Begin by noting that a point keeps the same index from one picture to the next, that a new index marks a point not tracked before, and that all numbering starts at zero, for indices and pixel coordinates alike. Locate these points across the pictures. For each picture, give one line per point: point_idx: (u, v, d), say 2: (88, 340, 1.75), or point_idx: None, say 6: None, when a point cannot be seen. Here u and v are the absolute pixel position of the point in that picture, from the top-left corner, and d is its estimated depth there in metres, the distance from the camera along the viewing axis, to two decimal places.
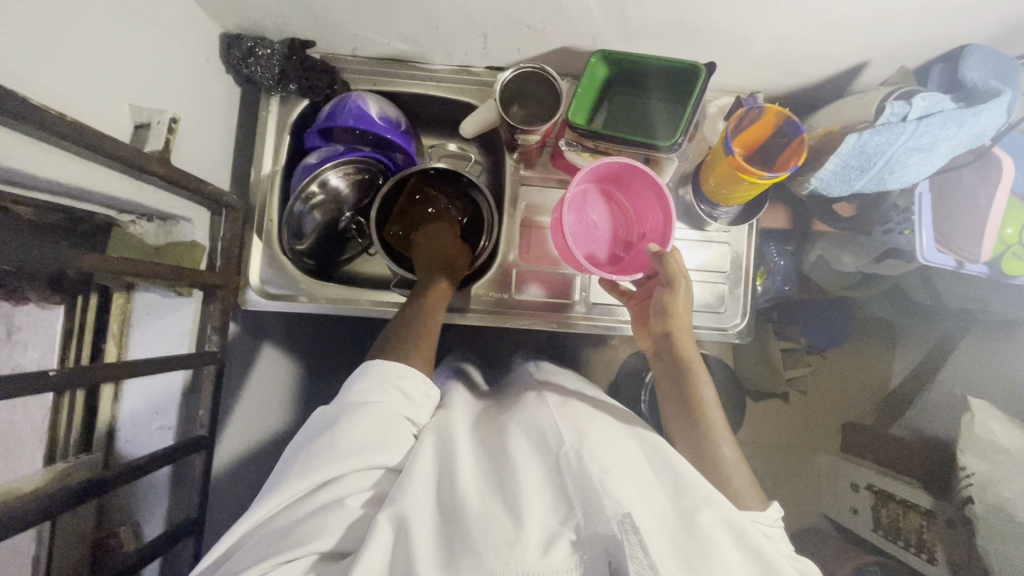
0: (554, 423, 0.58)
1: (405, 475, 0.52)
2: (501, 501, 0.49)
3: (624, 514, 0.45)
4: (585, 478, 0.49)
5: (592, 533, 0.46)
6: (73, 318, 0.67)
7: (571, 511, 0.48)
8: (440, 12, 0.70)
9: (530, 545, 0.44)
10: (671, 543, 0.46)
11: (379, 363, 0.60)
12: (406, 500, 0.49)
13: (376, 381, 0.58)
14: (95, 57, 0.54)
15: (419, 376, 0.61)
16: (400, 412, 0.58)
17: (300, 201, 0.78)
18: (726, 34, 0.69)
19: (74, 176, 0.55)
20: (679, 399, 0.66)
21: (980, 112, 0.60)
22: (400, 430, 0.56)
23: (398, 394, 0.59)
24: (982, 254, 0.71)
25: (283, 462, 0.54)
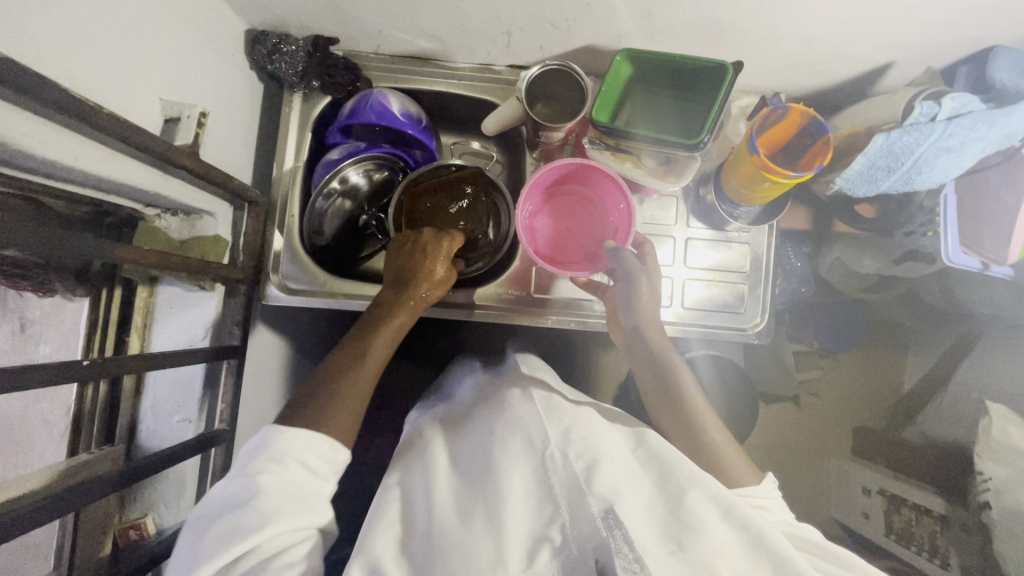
0: (536, 419, 0.60)
1: (375, 524, 0.56)
2: (483, 513, 0.52)
3: (608, 509, 0.48)
4: (572, 478, 0.52)
5: (581, 530, 0.48)
6: (98, 311, 0.69)
7: (558, 512, 0.51)
8: (466, 9, 0.70)
9: (512, 563, 0.47)
10: (659, 529, 0.48)
11: (280, 435, 0.54)
12: (377, 550, 0.52)
13: (276, 455, 0.53)
14: (128, 50, 0.55)
15: (321, 440, 0.55)
16: (306, 487, 0.53)
17: (321, 197, 0.78)
18: (752, 34, 0.69)
19: (107, 168, 0.55)
20: (657, 389, 0.68)
21: (1011, 113, 0.60)
22: (308, 495, 0.52)
23: (300, 470, 0.53)
24: (1010, 256, 0.70)
25: (182, 542, 0.49)
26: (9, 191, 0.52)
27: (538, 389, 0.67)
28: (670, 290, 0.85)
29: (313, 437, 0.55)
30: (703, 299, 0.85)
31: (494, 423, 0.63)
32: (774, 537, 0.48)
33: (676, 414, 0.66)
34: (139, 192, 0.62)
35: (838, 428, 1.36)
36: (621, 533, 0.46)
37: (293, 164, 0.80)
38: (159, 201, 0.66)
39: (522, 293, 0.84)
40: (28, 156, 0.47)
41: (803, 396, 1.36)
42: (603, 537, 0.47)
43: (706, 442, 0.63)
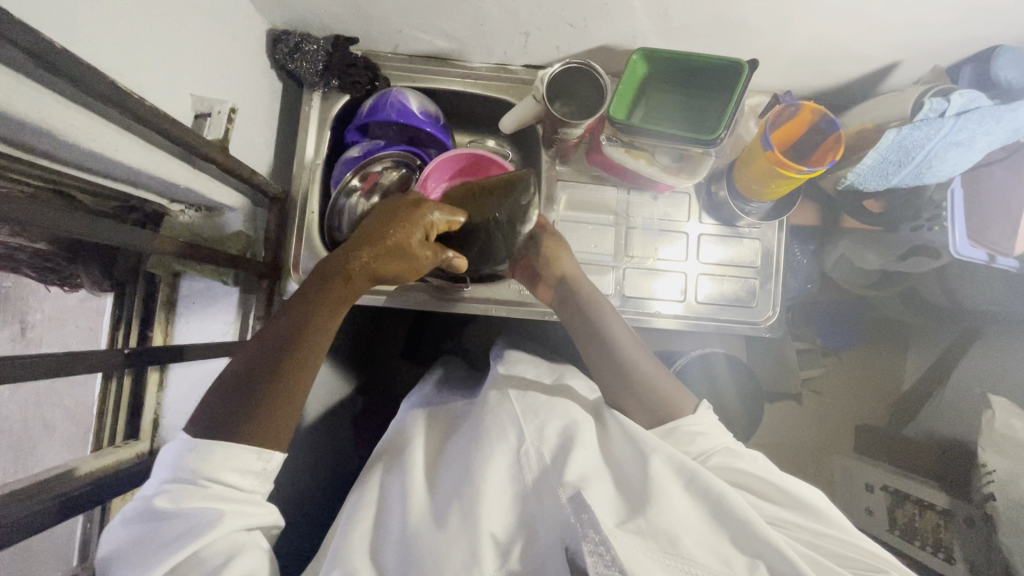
0: (512, 417, 0.61)
1: (345, 538, 0.56)
2: (457, 510, 0.54)
3: (574, 492, 0.50)
4: (544, 469, 0.55)
5: (553, 521, 0.51)
6: (122, 308, 0.70)
7: (524, 512, 0.54)
8: (486, 10, 0.72)
9: (486, 560, 0.50)
10: (624, 511, 0.51)
11: (191, 452, 0.50)
12: (354, 559, 0.53)
13: (189, 474, 0.50)
14: (160, 46, 0.56)
15: (249, 454, 0.51)
16: (228, 499, 0.50)
17: (342, 194, 0.77)
18: (764, 33, 0.72)
19: (142, 160, 0.56)
20: (602, 355, 0.69)
21: (1018, 108, 0.62)
22: (239, 508, 0.50)
23: (221, 483, 0.50)
24: (1015, 249, 0.73)
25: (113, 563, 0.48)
26: (43, 186, 0.54)
27: (511, 385, 0.67)
28: (683, 285, 0.86)
29: (239, 449, 0.51)
30: (715, 294, 0.87)
31: (468, 429, 0.65)
32: (734, 497, 0.51)
33: (622, 379, 0.67)
34: (167, 188, 0.63)
35: (839, 424, 1.38)
36: (587, 517, 0.48)
37: (313, 161, 0.81)
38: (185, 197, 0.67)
39: None
40: (69, 146, 0.49)
41: (807, 393, 1.38)
42: (572, 523, 0.49)
43: (647, 390, 0.65)
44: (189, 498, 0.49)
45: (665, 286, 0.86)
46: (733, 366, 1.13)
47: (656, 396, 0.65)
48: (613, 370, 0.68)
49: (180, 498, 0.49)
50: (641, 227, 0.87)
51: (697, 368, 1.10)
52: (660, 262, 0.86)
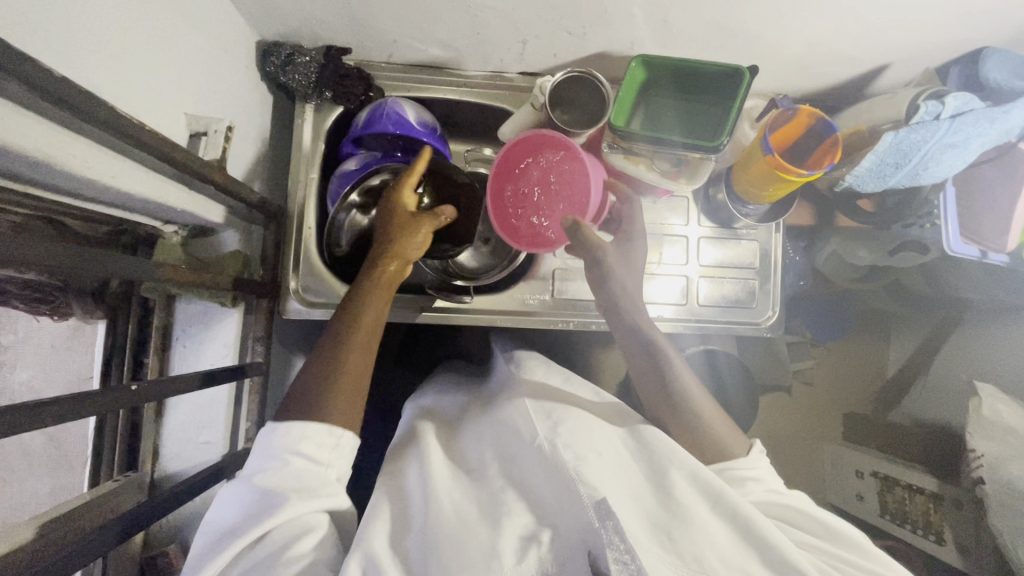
0: (526, 416, 0.59)
1: (365, 524, 0.53)
2: (478, 513, 0.52)
3: (599, 499, 0.46)
4: (560, 465, 0.51)
5: (575, 522, 0.48)
6: (115, 335, 0.67)
7: (546, 510, 0.51)
8: (485, 18, 0.71)
9: (506, 554, 0.47)
10: (646, 519, 0.50)
11: (274, 430, 0.53)
12: (375, 542, 0.50)
13: (274, 451, 0.52)
14: (149, 63, 0.54)
15: (324, 430, 0.54)
16: (309, 476, 0.52)
17: (342, 209, 0.75)
18: (760, 38, 0.72)
19: (140, 185, 0.55)
20: (642, 361, 0.67)
21: (1009, 110, 0.65)
22: (316, 489, 0.52)
23: (303, 458, 0.52)
24: (1007, 244, 0.76)
25: (196, 544, 0.50)
26: (32, 214, 0.52)
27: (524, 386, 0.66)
28: (683, 288, 0.87)
29: (316, 428, 0.54)
30: (715, 296, 0.88)
31: (482, 429, 0.64)
32: (754, 514, 0.51)
33: (667, 400, 0.65)
34: (165, 211, 0.61)
35: (829, 413, 1.41)
36: (613, 524, 0.45)
37: (309, 175, 0.79)
38: (181, 219, 0.65)
39: (542, 298, 0.85)
40: (64, 174, 0.46)
41: (797, 384, 1.41)
42: (595, 528, 0.46)
43: (688, 405, 0.64)
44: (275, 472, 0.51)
45: (666, 290, 0.87)
46: (729, 363, 1.14)
47: (691, 408, 0.64)
48: (662, 396, 0.66)
49: (266, 473, 0.51)
50: None
51: (696, 366, 1.11)
52: (660, 265, 0.87)
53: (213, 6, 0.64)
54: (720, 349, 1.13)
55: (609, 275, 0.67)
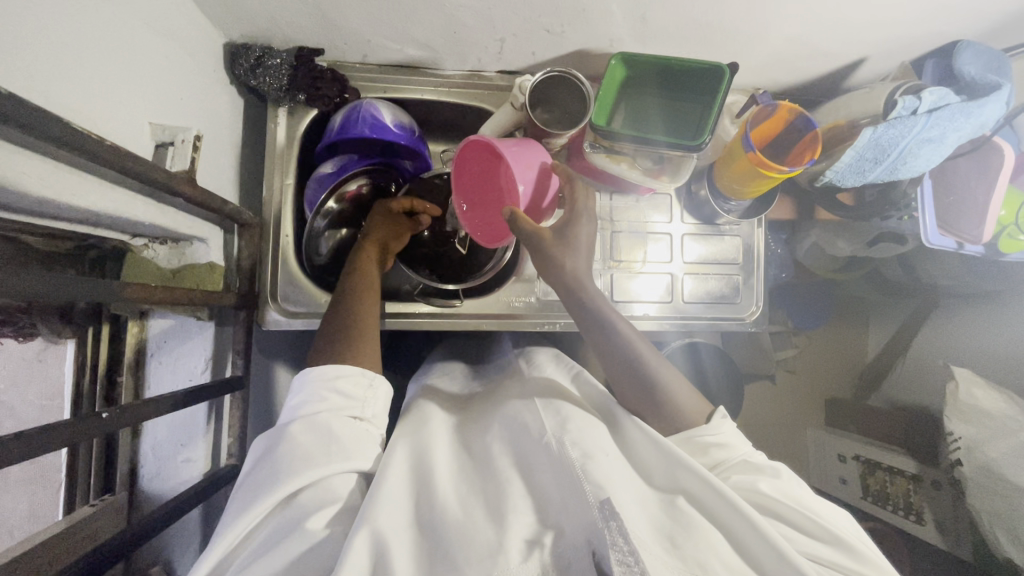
0: (535, 414, 0.60)
1: (375, 489, 0.51)
2: (484, 511, 0.50)
3: (604, 499, 0.46)
4: (567, 462, 0.52)
5: (579, 521, 0.47)
6: (84, 354, 0.65)
7: (550, 512, 0.50)
8: (462, 17, 0.69)
9: (512, 552, 0.45)
10: (654, 526, 0.50)
11: (309, 371, 0.58)
12: (381, 518, 0.48)
13: (311, 389, 0.57)
14: (108, 71, 0.51)
15: (358, 374, 0.59)
16: (343, 414, 0.56)
17: (320, 217, 0.76)
18: (740, 35, 0.72)
19: (101, 200, 0.52)
20: (620, 366, 0.65)
21: (983, 104, 0.65)
22: (349, 433, 0.55)
23: (340, 394, 0.57)
24: (983, 234, 0.76)
25: (234, 492, 0.52)
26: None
27: (538, 392, 0.65)
28: (668, 285, 0.87)
29: (349, 370, 0.59)
30: (701, 292, 0.88)
31: (494, 423, 0.64)
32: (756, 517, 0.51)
33: (654, 405, 0.64)
34: (131, 224, 0.59)
35: (810, 400, 1.44)
36: (616, 525, 0.44)
37: (284, 181, 0.78)
38: (149, 231, 0.63)
39: (528, 300, 0.84)
40: (19, 192, 0.44)
41: (781, 373, 1.43)
42: (598, 528, 0.45)
43: (676, 410, 0.64)
44: (312, 406, 0.56)
45: (651, 288, 0.87)
46: (714, 355, 1.15)
47: (676, 411, 0.64)
48: (643, 393, 0.64)
49: (305, 407, 0.56)
50: (626, 230, 0.87)
51: (683, 360, 1.12)
52: (644, 263, 0.87)
53: (176, 8, 0.61)
54: (706, 342, 1.14)
55: (578, 279, 0.65)
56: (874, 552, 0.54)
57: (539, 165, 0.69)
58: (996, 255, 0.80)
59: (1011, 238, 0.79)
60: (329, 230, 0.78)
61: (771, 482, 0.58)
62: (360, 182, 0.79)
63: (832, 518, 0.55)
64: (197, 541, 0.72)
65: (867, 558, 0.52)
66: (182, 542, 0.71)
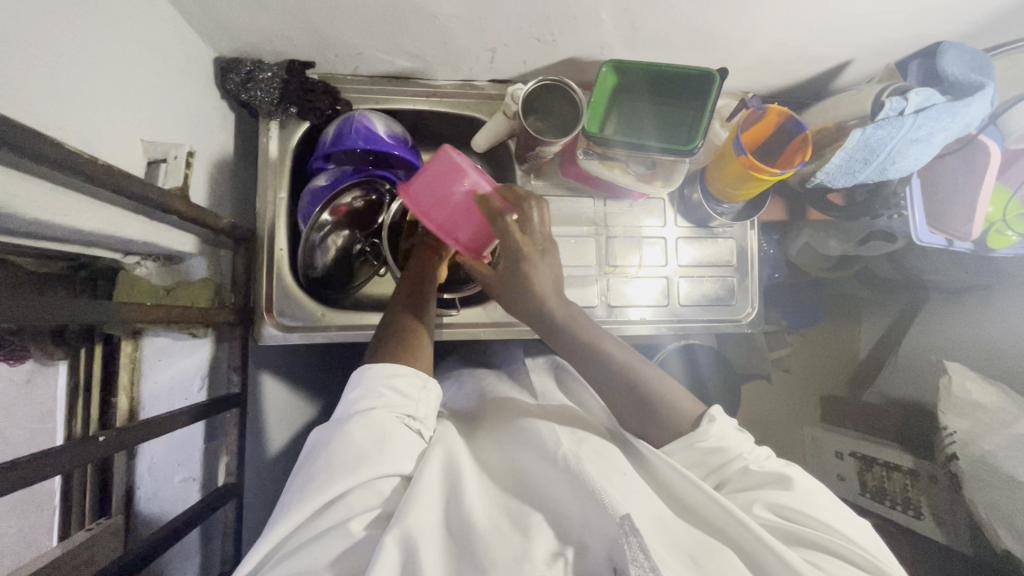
0: (552, 429, 0.61)
1: (410, 491, 0.51)
2: (509, 519, 0.51)
3: (624, 516, 0.46)
4: (579, 476, 0.52)
5: (600, 535, 0.47)
6: (77, 374, 0.63)
7: (572, 529, 0.50)
8: (453, 28, 0.69)
9: (536, 559, 0.45)
10: (674, 544, 0.50)
11: (365, 368, 0.58)
12: (412, 518, 0.48)
13: (368, 385, 0.57)
14: (99, 90, 0.51)
15: (411, 372, 0.59)
16: (397, 413, 0.56)
17: (315, 231, 0.75)
18: (729, 40, 0.73)
19: (92, 220, 0.52)
20: (611, 377, 0.66)
21: (969, 104, 0.66)
22: (403, 433, 0.55)
23: (395, 393, 0.57)
24: (971, 232, 0.77)
25: (289, 481, 0.53)
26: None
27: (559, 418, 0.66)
28: (664, 289, 0.87)
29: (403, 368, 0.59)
30: (696, 295, 0.88)
31: (506, 438, 0.64)
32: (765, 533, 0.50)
33: (651, 413, 0.64)
34: (124, 242, 0.59)
35: (805, 398, 1.45)
36: (635, 541, 0.44)
37: (278, 195, 0.77)
38: (141, 249, 0.62)
39: None
40: (9, 215, 0.43)
41: (775, 371, 1.44)
42: (620, 543, 0.45)
43: (675, 416, 0.63)
44: (368, 399, 0.55)
45: (647, 292, 0.87)
46: (708, 357, 1.16)
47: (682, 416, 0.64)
48: (638, 403, 0.64)
49: (360, 401, 0.55)
50: (620, 235, 0.87)
51: (680, 362, 1.12)
52: (639, 268, 0.87)
53: (165, 24, 0.61)
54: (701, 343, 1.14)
55: (542, 305, 0.66)
56: (874, 547, 0.54)
57: (456, 198, 0.66)
58: (984, 251, 0.82)
59: (1000, 234, 0.80)
60: (324, 242, 0.76)
61: (773, 483, 0.58)
62: (355, 194, 0.77)
63: (840, 517, 0.55)
64: (195, 562, 0.71)
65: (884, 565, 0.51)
66: (180, 564, 0.70)
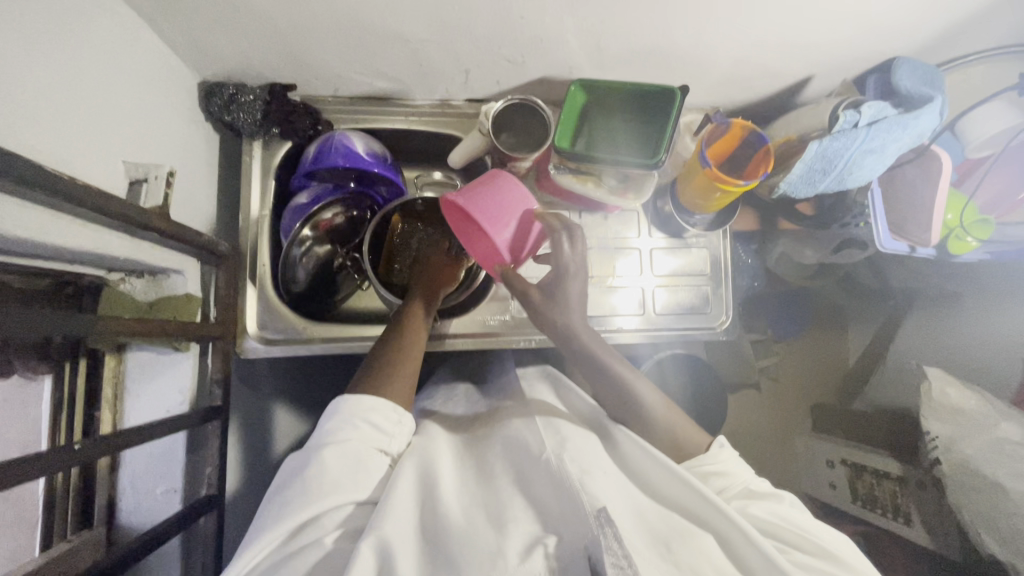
0: (531, 431, 0.62)
1: (385, 502, 0.53)
2: (485, 518, 0.52)
3: (599, 509, 0.48)
4: (562, 476, 0.54)
5: (575, 529, 0.48)
6: (61, 390, 0.64)
7: (551, 520, 0.51)
8: (426, 51, 0.72)
9: (511, 554, 0.47)
10: (648, 534, 0.51)
11: (344, 400, 0.60)
12: (387, 527, 0.49)
13: (345, 418, 0.58)
14: (79, 114, 0.53)
15: (389, 407, 0.61)
16: (371, 444, 0.59)
17: (295, 245, 0.78)
18: (691, 59, 0.76)
19: (73, 238, 0.54)
20: (602, 382, 0.67)
21: (919, 116, 0.69)
22: (374, 462, 0.58)
23: (371, 426, 0.59)
24: (932, 238, 0.79)
25: (263, 505, 0.55)
26: None
27: (532, 407, 0.69)
28: (640, 298, 0.89)
29: (383, 404, 0.61)
30: (671, 304, 0.90)
31: (494, 442, 0.66)
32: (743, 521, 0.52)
33: (636, 417, 0.66)
34: (107, 259, 0.61)
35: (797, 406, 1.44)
36: (611, 529, 0.46)
37: (259, 213, 0.79)
38: (123, 266, 0.65)
39: (503, 318, 0.86)
40: None
41: (765, 381, 1.42)
42: (594, 534, 0.46)
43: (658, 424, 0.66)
44: (345, 431, 0.58)
45: (624, 302, 0.89)
46: (692, 366, 1.17)
47: (659, 422, 0.65)
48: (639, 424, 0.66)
49: (336, 432, 0.57)
50: (596, 247, 0.89)
51: (664, 372, 1.13)
52: (616, 278, 0.89)
53: (146, 51, 0.64)
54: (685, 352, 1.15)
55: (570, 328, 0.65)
56: (834, 543, 0.56)
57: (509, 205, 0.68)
58: (947, 256, 0.85)
59: (960, 239, 0.83)
60: (305, 256, 0.80)
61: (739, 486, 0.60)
62: (334, 211, 0.81)
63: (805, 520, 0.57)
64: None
65: (845, 561, 0.54)
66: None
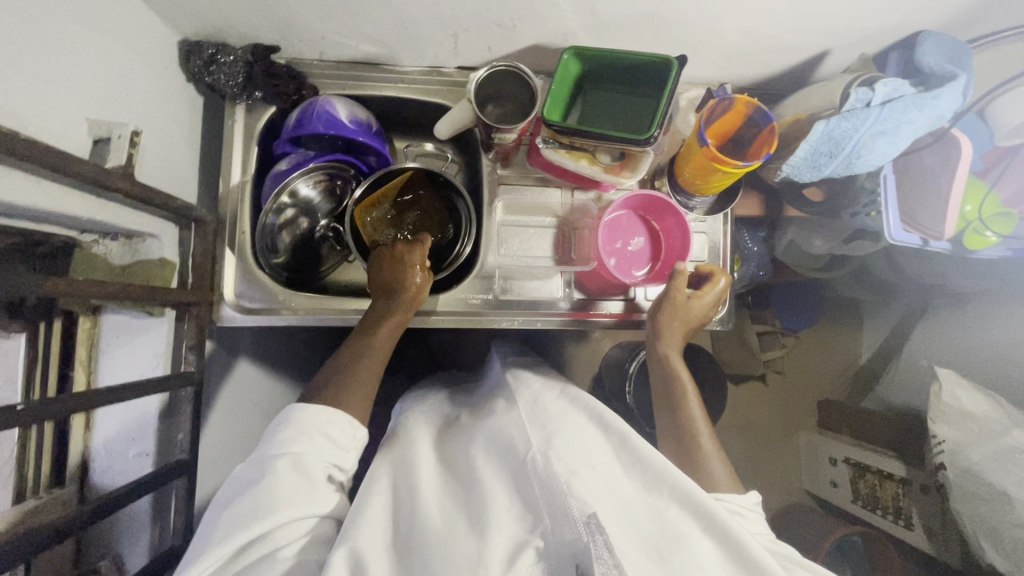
0: (519, 429, 0.59)
1: (356, 519, 0.52)
2: (466, 520, 0.50)
3: (590, 514, 0.45)
4: (550, 479, 0.50)
5: (563, 535, 0.45)
6: (35, 347, 0.63)
7: (540, 522, 0.48)
8: (410, 13, 0.69)
9: (493, 564, 0.44)
10: (641, 538, 0.47)
11: (300, 408, 0.59)
12: (361, 538, 0.49)
13: (300, 428, 0.58)
14: (40, 68, 0.51)
15: (345, 420, 0.61)
16: (326, 458, 0.58)
17: (271, 214, 0.77)
18: (695, 28, 0.71)
19: (34, 197, 0.53)
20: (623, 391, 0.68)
21: (938, 96, 0.63)
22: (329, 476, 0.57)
23: (325, 437, 0.59)
24: (945, 231, 0.74)
25: (204, 526, 0.52)
26: None
27: (520, 394, 0.67)
28: None
29: (339, 418, 0.60)
30: None
31: (475, 435, 0.64)
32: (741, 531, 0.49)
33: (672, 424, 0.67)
34: (72, 220, 0.59)
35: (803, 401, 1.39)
36: (603, 538, 0.43)
37: (239, 180, 0.78)
38: (97, 226, 0.64)
39: (484, 297, 0.83)
40: None
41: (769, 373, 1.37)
42: (583, 542, 0.43)
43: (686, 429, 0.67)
44: (299, 441, 0.57)
45: None
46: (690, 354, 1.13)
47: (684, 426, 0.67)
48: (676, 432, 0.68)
49: (289, 443, 0.56)
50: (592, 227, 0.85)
51: None
52: None
53: (117, 4, 0.61)
54: None
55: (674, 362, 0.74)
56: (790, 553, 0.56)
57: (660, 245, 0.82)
58: (962, 251, 0.78)
59: (978, 233, 0.77)
60: (283, 227, 0.78)
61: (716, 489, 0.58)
62: (316, 179, 0.79)
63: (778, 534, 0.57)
64: (147, 535, 0.72)
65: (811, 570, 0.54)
66: (130, 534, 0.71)
